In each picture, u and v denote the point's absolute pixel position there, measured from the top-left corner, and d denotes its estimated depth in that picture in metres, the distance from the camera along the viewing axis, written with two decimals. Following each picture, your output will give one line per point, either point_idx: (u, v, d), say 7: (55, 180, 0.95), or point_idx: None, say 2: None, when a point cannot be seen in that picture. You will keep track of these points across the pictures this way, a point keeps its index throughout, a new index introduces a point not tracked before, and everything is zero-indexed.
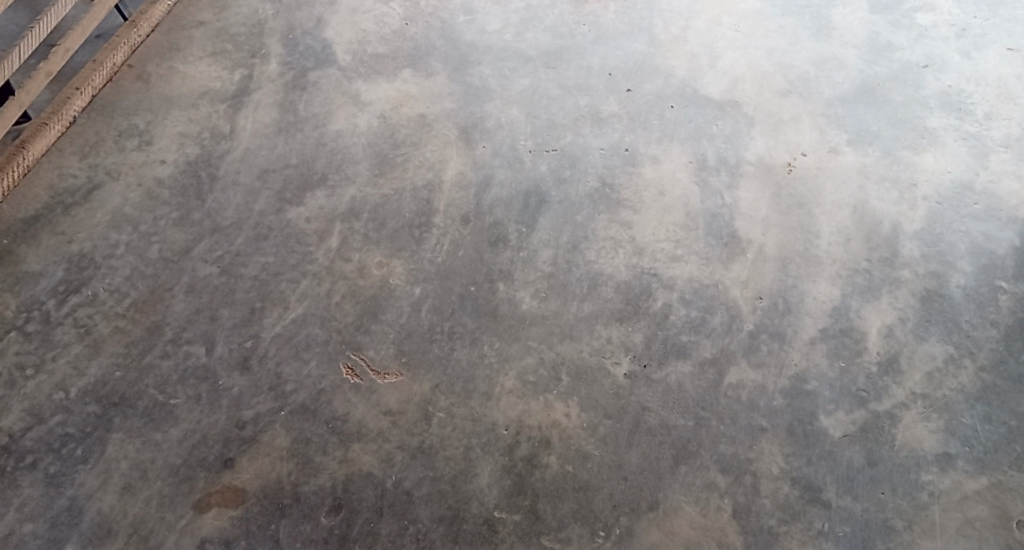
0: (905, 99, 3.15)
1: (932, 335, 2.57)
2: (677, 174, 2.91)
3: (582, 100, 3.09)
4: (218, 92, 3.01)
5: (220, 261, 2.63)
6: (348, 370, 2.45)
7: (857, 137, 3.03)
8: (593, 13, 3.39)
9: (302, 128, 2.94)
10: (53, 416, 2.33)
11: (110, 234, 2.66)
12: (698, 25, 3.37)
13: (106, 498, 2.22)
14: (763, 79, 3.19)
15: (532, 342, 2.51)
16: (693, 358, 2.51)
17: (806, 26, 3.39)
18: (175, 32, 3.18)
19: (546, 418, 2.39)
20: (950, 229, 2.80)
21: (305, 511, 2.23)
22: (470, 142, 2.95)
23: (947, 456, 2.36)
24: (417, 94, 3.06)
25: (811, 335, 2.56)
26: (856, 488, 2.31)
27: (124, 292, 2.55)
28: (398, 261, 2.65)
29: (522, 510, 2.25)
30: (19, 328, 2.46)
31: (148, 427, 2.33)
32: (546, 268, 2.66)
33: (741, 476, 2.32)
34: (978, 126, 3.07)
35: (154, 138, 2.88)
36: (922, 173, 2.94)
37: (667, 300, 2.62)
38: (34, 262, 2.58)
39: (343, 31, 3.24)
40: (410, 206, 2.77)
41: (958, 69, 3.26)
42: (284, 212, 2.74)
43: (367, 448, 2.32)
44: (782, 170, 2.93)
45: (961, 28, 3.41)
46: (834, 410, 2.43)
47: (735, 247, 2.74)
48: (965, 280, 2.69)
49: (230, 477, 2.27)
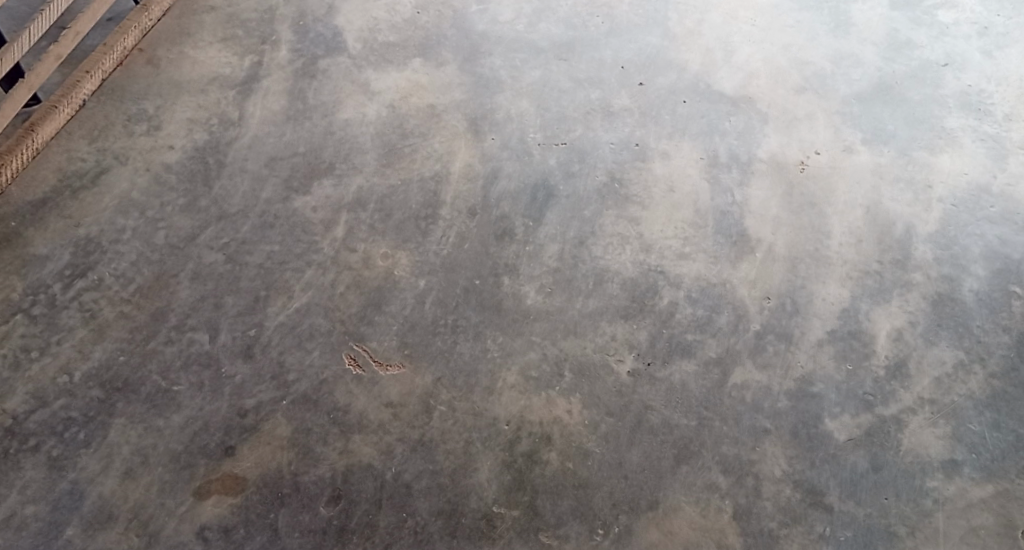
0: (922, 98, 3.10)
1: (942, 340, 2.53)
2: (687, 170, 2.87)
3: (593, 93, 3.05)
4: (228, 78, 3.00)
5: (226, 248, 2.62)
6: (350, 360, 2.44)
7: (872, 136, 2.98)
8: (607, 5, 3.35)
9: (311, 116, 2.93)
10: (56, 400, 2.33)
11: (118, 218, 2.65)
12: (714, 19, 3.33)
13: (107, 483, 2.23)
14: (777, 75, 3.15)
15: (536, 337, 2.49)
16: (698, 358, 2.48)
17: (823, 21, 3.34)
18: (186, 17, 3.16)
19: (547, 414, 2.37)
20: (964, 232, 2.76)
21: (304, 502, 2.22)
22: (479, 133, 2.92)
23: (954, 463, 2.33)
24: (427, 83, 3.04)
25: (819, 337, 2.53)
26: (859, 493, 2.28)
27: (130, 277, 2.55)
28: (404, 253, 2.63)
29: (521, 506, 2.24)
30: (25, 311, 2.47)
31: (150, 413, 2.33)
32: (552, 263, 2.64)
33: (742, 478, 2.29)
34: (997, 127, 3.02)
35: (163, 123, 2.88)
36: (937, 174, 2.89)
37: (673, 297, 2.59)
38: (41, 244, 2.58)
39: (355, 18, 3.22)
40: (418, 197, 2.76)
41: (978, 69, 3.20)
42: (290, 200, 2.73)
43: (367, 439, 2.31)
44: (795, 168, 2.89)
45: (983, 26, 3.35)
46: (839, 413, 2.40)
47: (744, 245, 2.71)
48: (978, 284, 2.64)
49: (230, 465, 2.27)
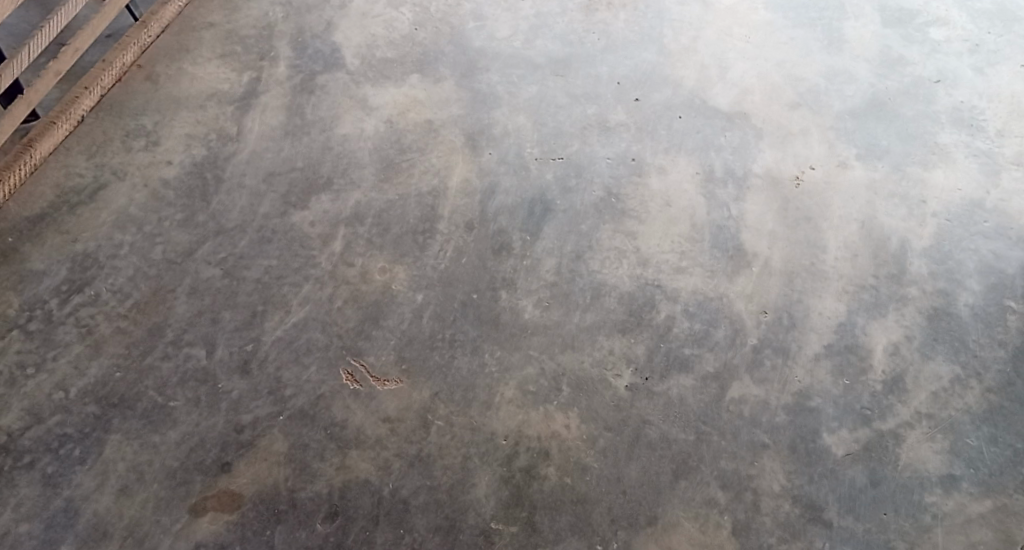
0: (916, 114, 3.12)
1: (939, 354, 2.54)
2: (684, 185, 2.88)
3: (589, 109, 3.07)
4: (226, 94, 3.01)
5: (224, 263, 2.62)
6: (347, 375, 2.43)
7: (866, 151, 3.00)
8: (603, 21, 3.37)
9: (309, 132, 2.94)
10: (51, 416, 2.32)
11: (115, 234, 2.65)
12: (709, 36, 3.35)
13: (102, 500, 2.22)
14: (772, 91, 3.17)
15: (534, 352, 2.49)
16: (695, 372, 2.48)
17: (818, 38, 3.36)
18: (185, 33, 3.18)
19: (545, 429, 2.37)
20: (959, 247, 2.77)
21: (302, 518, 2.22)
22: (476, 148, 2.93)
23: (952, 478, 2.33)
24: (425, 99, 3.06)
25: (816, 351, 2.53)
26: (858, 508, 2.28)
27: (127, 292, 2.55)
28: (402, 267, 2.64)
29: (519, 522, 2.23)
30: (21, 327, 2.46)
31: (146, 429, 2.32)
32: (549, 277, 2.65)
33: (740, 493, 2.29)
34: (990, 143, 3.04)
35: (161, 139, 2.88)
36: (932, 189, 2.91)
37: (671, 312, 2.59)
38: (38, 260, 2.58)
39: (352, 35, 3.23)
40: (415, 211, 2.76)
41: (970, 85, 3.23)
42: (288, 215, 2.73)
43: (364, 455, 2.31)
44: (790, 183, 2.91)
45: (975, 43, 3.37)
46: (837, 428, 2.40)
47: (740, 259, 2.72)
48: (973, 299, 2.66)
49: (227, 481, 2.26)
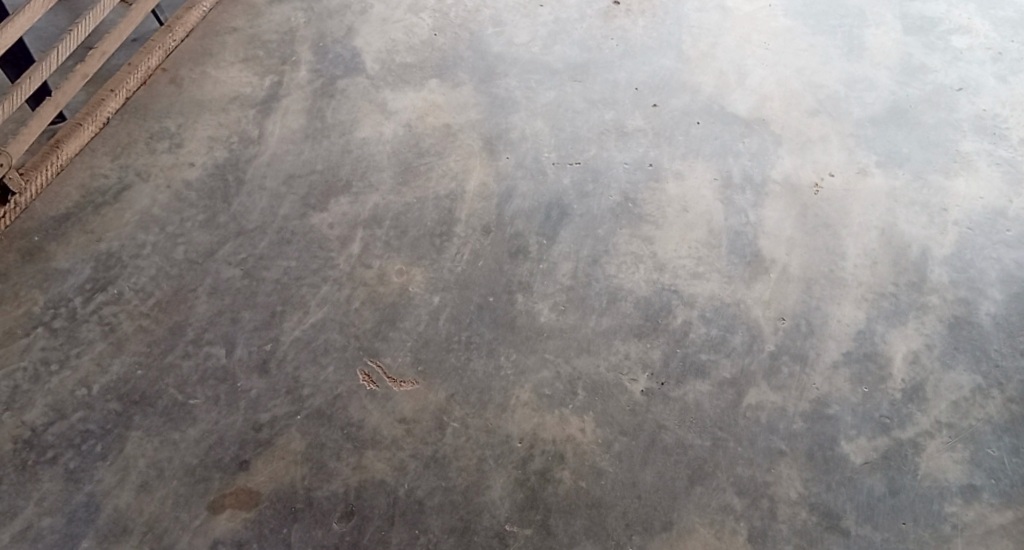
0: (936, 122, 3.10)
1: (959, 363, 2.52)
2: (701, 191, 2.88)
3: (607, 114, 3.08)
4: (248, 97, 3.05)
5: (244, 264, 2.65)
6: (364, 376, 2.45)
7: (886, 159, 2.98)
8: (621, 28, 3.38)
9: (329, 135, 2.96)
10: (74, 413, 2.36)
11: (139, 234, 2.69)
12: (727, 42, 3.35)
13: (123, 496, 2.24)
14: (792, 98, 3.16)
15: (549, 355, 2.50)
16: (712, 378, 2.48)
17: (837, 45, 3.35)
18: (209, 37, 3.22)
19: (560, 432, 2.37)
20: (981, 256, 2.75)
21: (318, 517, 2.23)
22: (494, 153, 2.95)
23: (973, 489, 2.31)
24: (443, 103, 3.08)
25: (834, 359, 2.52)
26: (876, 517, 2.26)
27: (149, 291, 2.58)
28: (419, 269, 2.66)
29: (534, 525, 2.24)
30: (45, 324, 2.50)
31: (167, 427, 2.35)
32: (566, 281, 2.65)
33: (757, 500, 2.28)
34: (1012, 152, 3.02)
35: (184, 140, 2.92)
36: (953, 197, 2.89)
37: (688, 317, 2.59)
38: (64, 259, 2.62)
39: (372, 40, 3.26)
40: (433, 214, 2.78)
41: (992, 94, 3.20)
42: (308, 217, 2.76)
43: (380, 455, 2.32)
44: (808, 191, 2.90)
45: (998, 52, 3.35)
46: (855, 436, 2.39)
47: (758, 266, 2.71)
48: (994, 308, 2.63)
49: (245, 479, 2.28)
